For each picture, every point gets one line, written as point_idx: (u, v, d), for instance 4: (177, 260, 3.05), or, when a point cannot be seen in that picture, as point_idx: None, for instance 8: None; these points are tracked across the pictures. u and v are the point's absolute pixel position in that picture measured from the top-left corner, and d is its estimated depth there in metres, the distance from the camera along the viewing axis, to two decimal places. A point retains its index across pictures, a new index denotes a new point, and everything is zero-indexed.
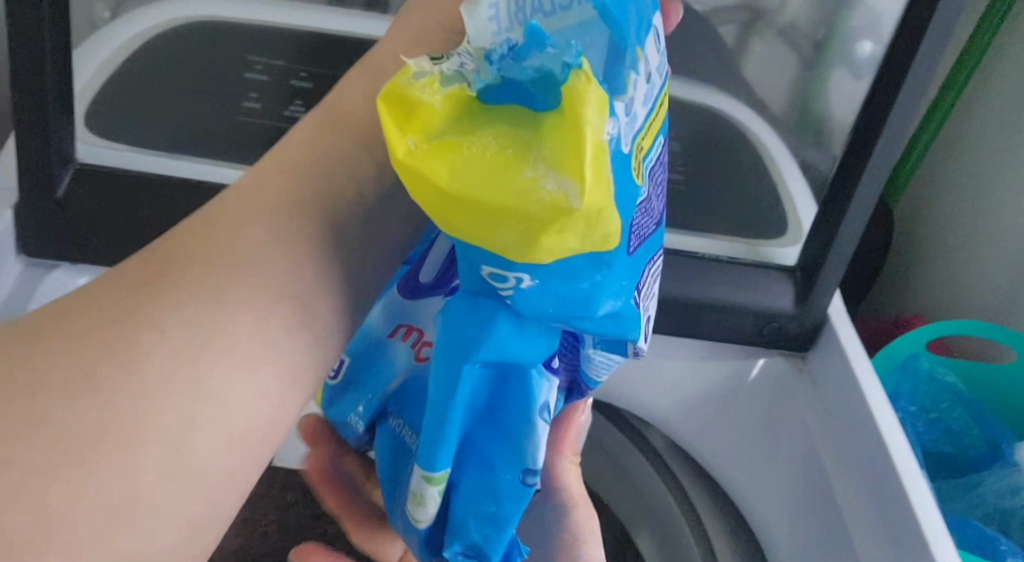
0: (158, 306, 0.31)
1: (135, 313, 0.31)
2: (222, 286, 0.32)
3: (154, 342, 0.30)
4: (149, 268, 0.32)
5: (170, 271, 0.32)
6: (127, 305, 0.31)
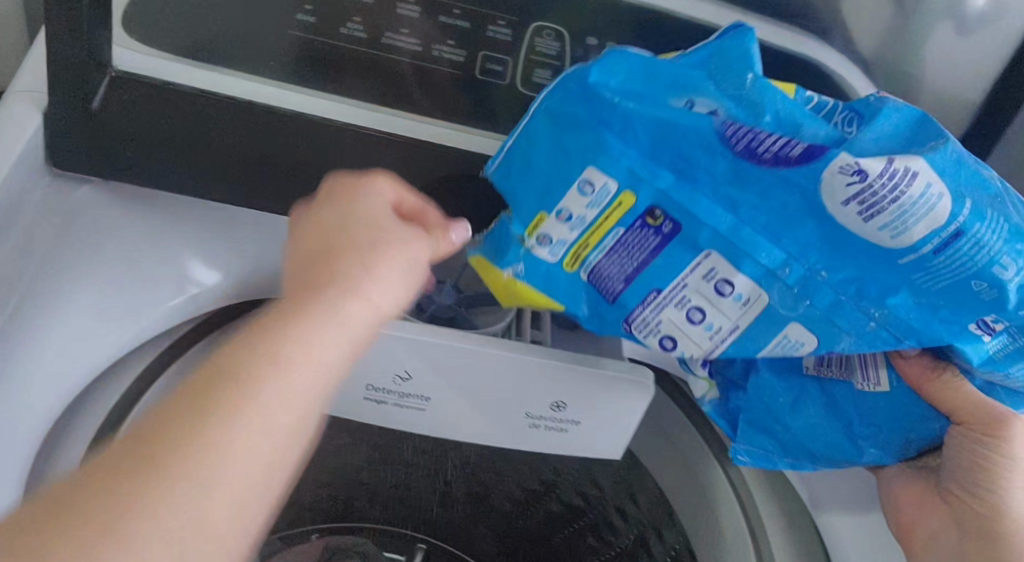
0: (156, 469, 0.36)
1: (166, 437, 0.36)
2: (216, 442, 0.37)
3: (226, 438, 0.37)
4: (218, 372, 0.38)
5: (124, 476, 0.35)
6: (157, 432, 0.37)
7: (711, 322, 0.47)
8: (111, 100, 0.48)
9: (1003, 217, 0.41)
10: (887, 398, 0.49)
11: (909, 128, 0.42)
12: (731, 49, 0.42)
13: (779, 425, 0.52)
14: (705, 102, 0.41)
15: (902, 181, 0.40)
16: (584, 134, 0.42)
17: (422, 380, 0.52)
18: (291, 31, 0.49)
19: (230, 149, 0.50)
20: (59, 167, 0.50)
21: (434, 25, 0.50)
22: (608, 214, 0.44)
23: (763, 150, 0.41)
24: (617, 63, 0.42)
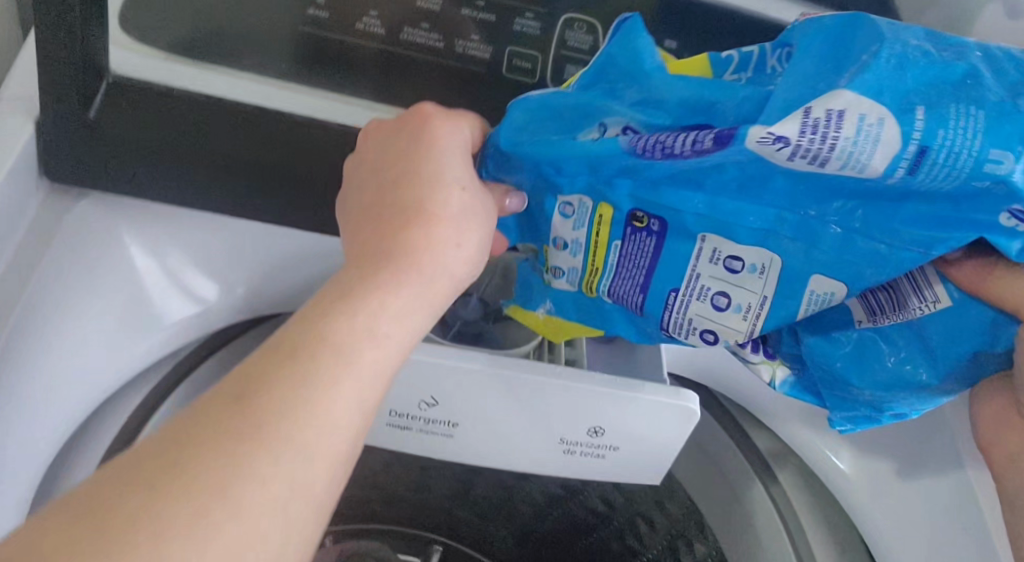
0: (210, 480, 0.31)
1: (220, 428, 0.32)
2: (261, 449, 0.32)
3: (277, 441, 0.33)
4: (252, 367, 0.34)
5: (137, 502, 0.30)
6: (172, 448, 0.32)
7: (739, 303, 0.40)
8: (109, 109, 0.45)
9: (973, 103, 0.32)
10: (963, 309, 0.39)
11: (835, 43, 0.35)
12: (618, 53, 0.38)
13: (861, 386, 0.41)
14: (616, 122, 0.38)
15: (828, 131, 0.32)
16: (536, 151, 0.39)
17: (450, 406, 0.48)
18: (301, 27, 0.45)
19: (240, 160, 0.46)
20: (56, 179, 0.46)
21: (452, 19, 0.45)
22: (599, 228, 0.41)
23: (684, 148, 0.35)
24: (518, 111, 0.40)
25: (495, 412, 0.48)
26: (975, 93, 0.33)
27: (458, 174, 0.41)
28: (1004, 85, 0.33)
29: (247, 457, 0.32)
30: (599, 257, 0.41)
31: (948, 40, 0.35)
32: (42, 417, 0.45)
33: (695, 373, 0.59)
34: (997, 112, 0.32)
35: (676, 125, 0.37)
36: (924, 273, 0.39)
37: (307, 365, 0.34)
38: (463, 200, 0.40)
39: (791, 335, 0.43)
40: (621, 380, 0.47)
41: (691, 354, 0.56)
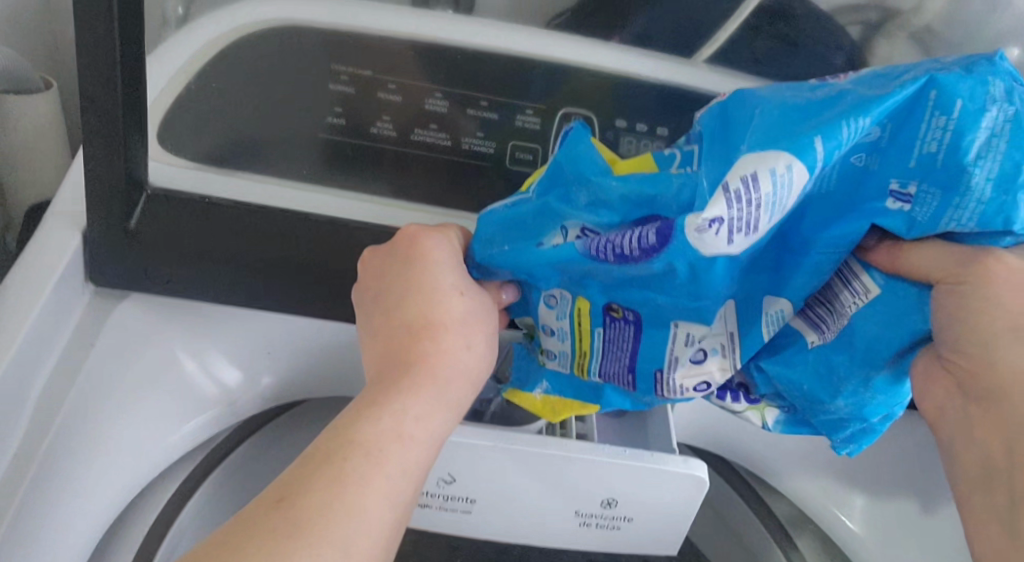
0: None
1: (274, 520, 0.35)
2: (303, 533, 0.34)
3: (320, 529, 0.35)
4: (301, 470, 0.37)
5: None
6: (227, 541, 0.34)
7: (713, 347, 0.39)
8: (147, 217, 0.49)
9: (858, 112, 0.33)
10: (891, 288, 0.37)
11: (725, 129, 0.36)
12: (566, 160, 0.39)
13: (835, 400, 0.39)
14: (575, 224, 0.38)
15: (750, 196, 0.32)
16: (509, 262, 0.41)
17: (467, 483, 0.50)
18: (321, 134, 0.50)
19: (263, 259, 0.50)
20: (98, 282, 0.50)
21: (456, 120, 0.50)
22: (580, 319, 0.42)
23: (635, 249, 0.36)
24: (484, 227, 0.42)
25: (511, 488, 0.50)
26: (848, 100, 0.33)
27: (454, 281, 0.43)
28: (865, 86, 0.34)
29: (295, 542, 0.34)
30: (590, 339, 0.42)
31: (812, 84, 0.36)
32: (91, 497, 0.48)
33: (705, 441, 0.61)
34: (872, 109, 0.33)
35: (625, 221, 0.38)
36: (848, 268, 0.38)
37: (342, 464, 0.37)
38: (463, 308, 0.42)
39: (757, 376, 0.41)
40: (627, 451, 0.48)
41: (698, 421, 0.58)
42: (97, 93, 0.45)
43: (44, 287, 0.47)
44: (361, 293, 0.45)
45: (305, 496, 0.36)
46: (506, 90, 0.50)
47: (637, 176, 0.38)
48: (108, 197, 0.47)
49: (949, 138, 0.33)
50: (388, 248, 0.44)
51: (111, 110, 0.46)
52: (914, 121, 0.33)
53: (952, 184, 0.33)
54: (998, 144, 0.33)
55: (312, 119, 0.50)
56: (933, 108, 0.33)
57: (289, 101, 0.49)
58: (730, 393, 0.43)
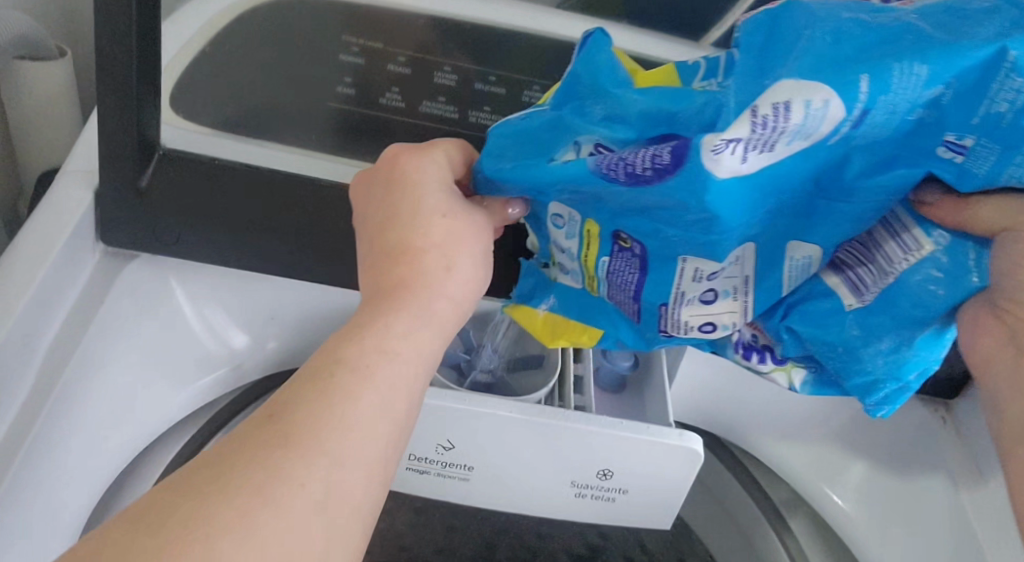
0: (241, 482, 0.33)
1: (266, 440, 0.35)
2: (296, 453, 0.35)
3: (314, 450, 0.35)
4: (292, 391, 0.37)
5: (177, 508, 0.33)
6: (221, 462, 0.34)
7: (726, 291, 0.39)
8: (160, 175, 0.49)
9: (919, 55, 0.31)
10: (944, 245, 0.36)
11: (766, 42, 0.34)
12: (584, 69, 0.37)
13: (877, 358, 0.38)
14: (588, 139, 0.37)
15: (778, 122, 0.31)
16: (513, 179, 0.39)
17: (466, 450, 0.51)
18: (331, 104, 0.52)
19: (275, 224, 0.51)
20: (109, 244, 0.50)
21: (463, 93, 0.52)
22: (589, 243, 0.41)
23: (646, 166, 0.34)
24: (495, 141, 0.40)
25: (510, 455, 0.51)
26: (911, 47, 0.31)
27: (436, 202, 0.42)
28: (937, 29, 0.32)
29: (282, 464, 0.34)
30: (592, 264, 0.41)
31: (879, 10, 0.34)
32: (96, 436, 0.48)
33: (700, 421, 0.62)
34: (932, 56, 0.31)
35: (640, 139, 0.36)
36: (901, 222, 0.37)
37: (331, 380, 0.37)
38: (444, 229, 0.42)
39: (787, 336, 0.40)
40: (624, 423, 0.49)
41: (695, 399, 0.60)
42: (112, 51, 0.45)
43: (55, 241, 0.47)
44: (359, 227, 0.45)
45: (297, 415, 0.36)
46: (515, 64, 0.52)
47: (656, 92, 0.36)
48: (119, 156, 0.48)
49: (1021, 98, 0.31)
50: (374, 175, 0.44)
51: (123, 69, 0.46)
52: (984, 78, 0.31)
53: (1015, 141, 0.32)
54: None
55: (327, 90, 0.52)
56: (1009, 70, 0.31)
57: (306, 63, 0.51)
58: (756, 354, 0.42)
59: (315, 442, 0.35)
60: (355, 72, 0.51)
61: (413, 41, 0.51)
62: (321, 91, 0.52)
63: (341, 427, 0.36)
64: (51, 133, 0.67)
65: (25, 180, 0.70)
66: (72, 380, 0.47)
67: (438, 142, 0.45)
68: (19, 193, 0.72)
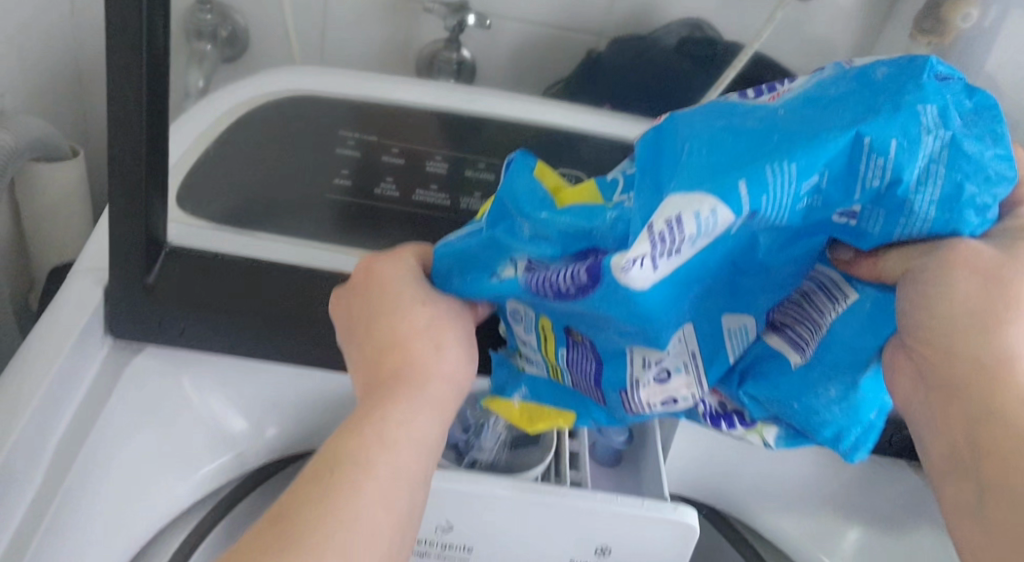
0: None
1: (278, 540, 0.36)
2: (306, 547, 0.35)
3: (321, 543, 0.36)
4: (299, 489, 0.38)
5: None
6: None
7: (677, 366, 0.40)
8: (167, 270, 0.52)
9: (786, 156, 0.33)
10: (867, 297, 0.39)
11: (655, 158, 0.36)
12: (509, 194, 0.40)
13: (833, 403, 0.39)
14: (522, 255, 0.39)
15: (674, 236, 0.33)
16: (469, 293, 0.42)
17: (465, 530, 0.52)
18: (331, 197, 0.57)
19: (276, 312, 0.52)
20: (118, 336, 0.52)
21: (457, 179, 0.58)
22: (546, 340, 0.42)
23: (569, 285, 0.37)
24: (441, 260, 0.43)
25: (507, 533, 0.51)
26: (778, 147, 0.33)
27: (414, 294, 0.43)
28: (800, 121, 0.34)
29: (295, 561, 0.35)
30: (555, 355, 0.42)
31: (745, 107, 0.36)
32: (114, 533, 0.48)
33: (699, 493, 0.62)
34: (800, 155, 0.33)
35: (565, 254, 0.38)
36: (828, 280, 0.40)
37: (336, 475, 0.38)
38: (426, 316, 0.43)
39: (748, 401, 0.41)
40: (620, 498, 0.50)
41: (693, 473, 0.60)
42: (124, 163, 0.48)
43: (68, 340, 0.49)
44: (342, 334, 0.46)
45: (307, 513, 0.37)
46: (497, 148, 0.59)
47: (575, 211, 0.39)
48: (129, 253, 0.50)
49: (890, 174, 0.33)
50: (352, 287, 0.46)
51: (135, 177, 0.48)
52: (852, 164, 0.34)
53: (895, 207, 0.35)
54: (937, 171, 0.34)
55: (330, 187, 0.57)
56: (869, 154, 0.33)
57: (309, 151, 0.58)
58: (725, 420, 0.42)
59: (324, 534, 0.36)
60: (353, 167, 0.58)
61: (400, 126, 0.58)
62: (325, 189, 0.57)
63: (347, 519, 0.37)
64: (64, 230, 0.70)
65: (35, 277, 0.73)
66: (84, 474, 0.48)
67: (405, 249, 0.47)
68: (29, 288, 0.74)
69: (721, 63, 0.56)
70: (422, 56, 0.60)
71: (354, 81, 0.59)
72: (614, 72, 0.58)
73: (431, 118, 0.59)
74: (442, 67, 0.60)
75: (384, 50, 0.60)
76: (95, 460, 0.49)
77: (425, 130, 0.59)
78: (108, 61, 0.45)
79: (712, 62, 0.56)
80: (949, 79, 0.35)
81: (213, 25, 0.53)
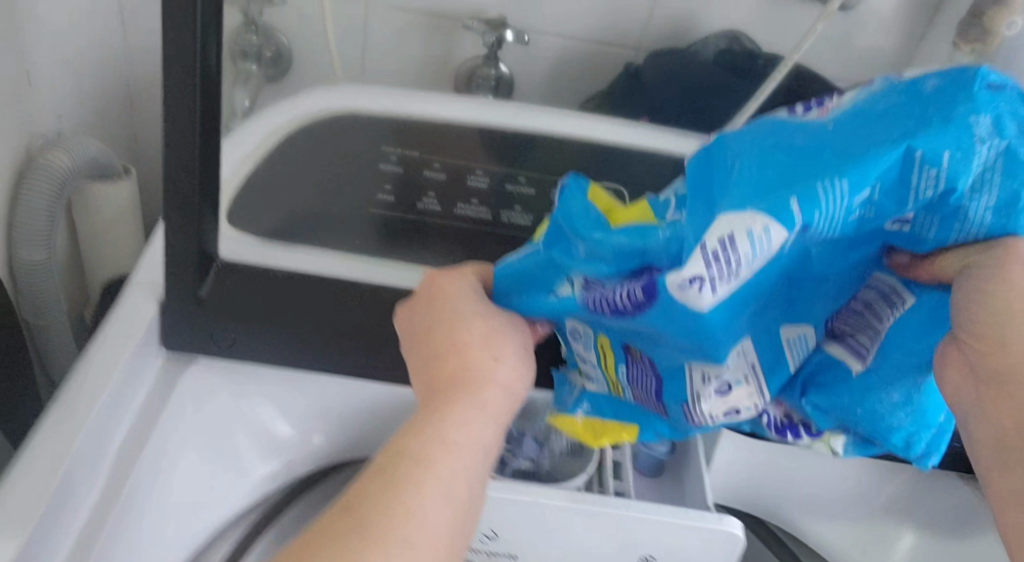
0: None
1: (335, 536, 0.37)
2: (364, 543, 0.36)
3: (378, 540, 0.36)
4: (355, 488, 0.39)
5: None
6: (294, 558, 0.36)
7: (738, 380, 0.39)
8: (217, 287, 0.53)
9: (837, 173, 0.34)
10: (926, 302, 0.39)
11: (707, 172, 0.36)
12: (564, 212, 0.40)
13: (898, 408, 0.40)
14: (579, 275, 0.40)
15: (728, 255, 0.33)
16: (527, 310, 0.43)
17: (511, 539, 0.52)
18: (374, 210, 0.59)
19: (326, 323, 0.53)
20: (171, 349, 0.54)
21: (500, 195, 0.59)
22: (605, 353, 0.43)
23: (627, 302, 0.37)
24: (499, 279, 0.44)
25: (553, 544, 0.52)
26: (829, 165, 0.34)
27: (472, 306, 0.44)
28: (850, 138, 0.34)
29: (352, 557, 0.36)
30: (613, 367, 0.43)
31: (795, 122, 0.36)
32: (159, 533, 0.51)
33: (743, 504, 0.62)
34: (852, 173, 0.34)
35: (621, 272, 0.38)
36: (886, 286, 0.40)
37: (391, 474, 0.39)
38: (481, 328, 0.43)
39: (812, 411, 0.41)
40: (665, 509, 0.50)
41: (737, 484, 0.60)
42: (178, 177, 0.49)
43: (127, 350, 0.51)
44: (405, 347, 0.47)
45: (364, 510, 0.37)
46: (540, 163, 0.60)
47: (630, 230, 0.38)
48: (185, 268, 0.51)
49: (944, 182, 0.34)
50: (413, 302, 0.47)
51: (190, 195, 0.50)
52: (904, 175, 0.34)
53: (949, 213, 0.35)
54: (992, 178, 0.34)
55: (373, 201, 0.59)
56: (921, 164, 0.34)
57: (346, 165, 0.59)
58: (790, 431, 0.42)
59: (381, 531, 0.37)
60: (397, 179, 0.59)
61: (450, 134, 0.60)
62: (373, 203, 0.59)
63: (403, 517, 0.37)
64: (118, 246, 0.73)
65: (91, 290, 0.75)
66: (143, 478, 0.49)
67: (464, 268, 0.47)
68: (85, 301, 0.77)
69: (760, 74, 0.57)
70: (461, 71, 0.61)
71: (395, 98, 0.60)
72: (648, 84, 0.60)
73: (479, 135, 0.60)
74: (480, 83, 0.61)
75: (424, 67, 0.61)
76: (153, 465, 0.50)
77: (476, 146, 0.60)
78: (165, 85, 0.47)
79: (750, 74, 0.58)
80: (1003, 86, 0.35)
81: (258, 46, 0.54)
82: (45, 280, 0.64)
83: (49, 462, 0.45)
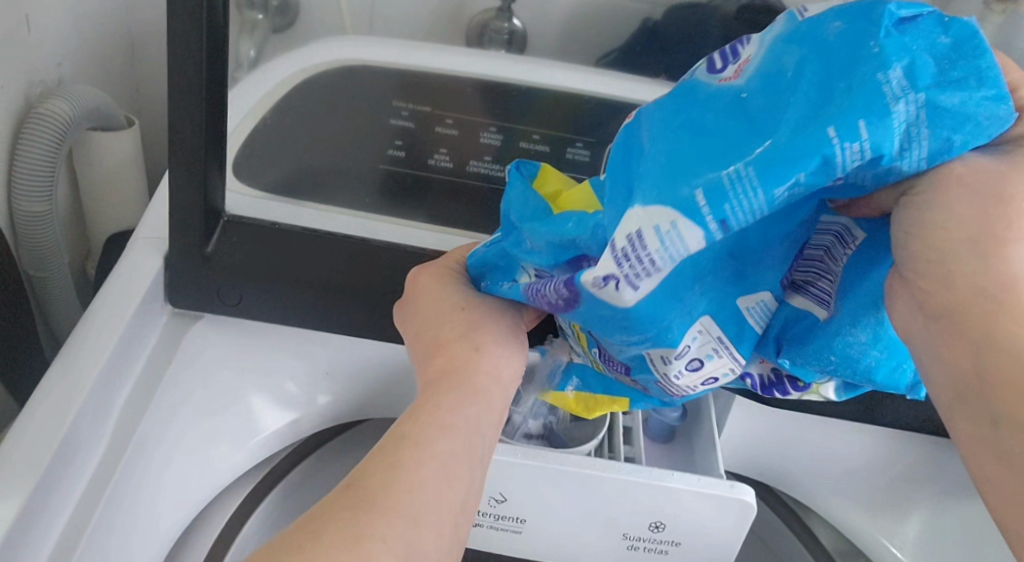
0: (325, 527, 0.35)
1: (352, 501, 0.36)
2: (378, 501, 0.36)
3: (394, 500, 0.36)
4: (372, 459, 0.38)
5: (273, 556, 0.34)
6: (310, 521, 0.35)
7: (707, 354, 0.38)
8: (223, 243, 0.52)
9: (740, 162, 0.32)
10: (873, 239, 0.38)
11: (626, 167, 0.37)
12: (511, 201, 0.41)
13: (866, 351, 0.37)
14: (529, 265, 0.40)
15: (640, 252, 0.34)
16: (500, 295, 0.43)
17: (517, 503, 0.52)
18: (382, 166, 0.57)
19: (333, 282, 0.52)
20: (175, 304, 0.53)
21: (516, 150, 0.58)
22: (579, 339, 0.42)
23: (556, 298, 0.38)
24: (472, 267, 0.45)
25: (560, 508, 0.51)
26: (733, 152, 0.32)
27: (454, 299, 0.44)
28: (756, 118, 0.33)
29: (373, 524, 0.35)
30: (586, 344, 0.42)
31: (709, 91, 0.35)
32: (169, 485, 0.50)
33: (754, 473, 0.62)
34: (756, 161, 0.32)
35: (559, 263, 0.39)
36: (835, 228, 0.38)
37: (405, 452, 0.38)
38: (466, 320, 0.43)
39: (791, 367, 0.39)
40: (677, 475, 0.50)
41: (748, 455, 0.60)
42: (182, 126, 0.48)
43: (133, 301, 0.50)
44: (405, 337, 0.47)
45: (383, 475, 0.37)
46: (552, 117, 0.58)
47: (564, 218, 0.38)
48: (190, 222, 0.50)
49: (867, 154, 0.31)
50: (404, 300, 0.47)
51: (193, 143, 0.48)
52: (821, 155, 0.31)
53: (884, 168, 0.33)
54: (919, 132, 0.32)
55: (381, 160, 0.57)
56: (838, 144, 0.31)
57: (356, 121, 0.57)
58: (778, 388, 0.41)
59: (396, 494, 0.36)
60: (405, 135, 0.57)
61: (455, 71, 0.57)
62: (387, 165, 0.57)
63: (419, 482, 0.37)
64: (120, 201, 0.71)
65: (92, 244, 0.74)
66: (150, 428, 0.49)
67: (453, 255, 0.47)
68: (87, 255, 0.75)
69: None
70: (472, 23, 0.56)
71: (407, 50, 0.57)
72: (667, 42, 0.54)
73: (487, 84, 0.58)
74: (492, 37, 0.56)
75: (434, 21, 0.56)
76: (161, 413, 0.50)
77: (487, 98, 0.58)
78: (170, 26, 0.45)
79: None
80: (918, 18, 0.32)
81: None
82: (46, 230, 0.62)
83: (54, 418, 0.44)
